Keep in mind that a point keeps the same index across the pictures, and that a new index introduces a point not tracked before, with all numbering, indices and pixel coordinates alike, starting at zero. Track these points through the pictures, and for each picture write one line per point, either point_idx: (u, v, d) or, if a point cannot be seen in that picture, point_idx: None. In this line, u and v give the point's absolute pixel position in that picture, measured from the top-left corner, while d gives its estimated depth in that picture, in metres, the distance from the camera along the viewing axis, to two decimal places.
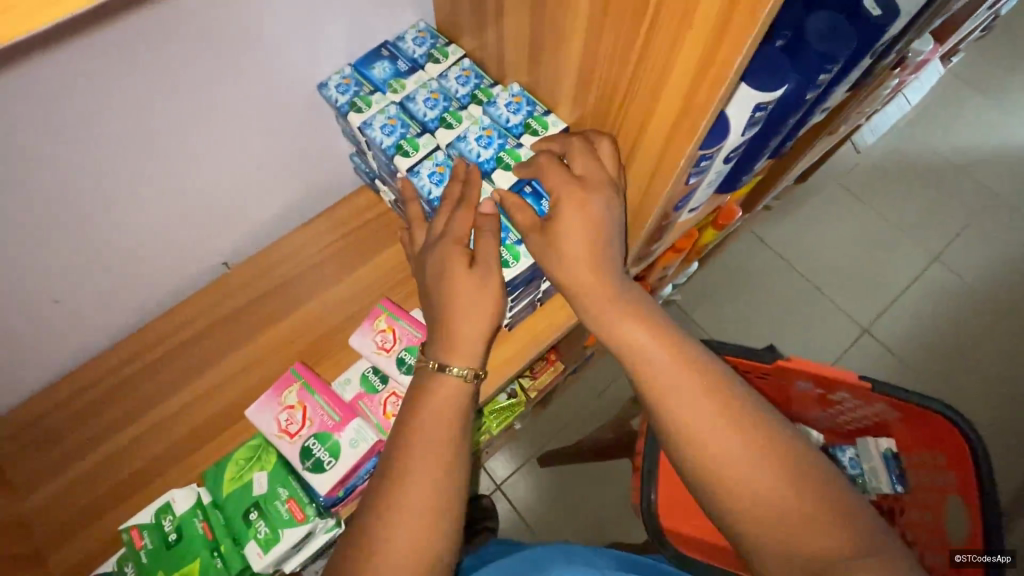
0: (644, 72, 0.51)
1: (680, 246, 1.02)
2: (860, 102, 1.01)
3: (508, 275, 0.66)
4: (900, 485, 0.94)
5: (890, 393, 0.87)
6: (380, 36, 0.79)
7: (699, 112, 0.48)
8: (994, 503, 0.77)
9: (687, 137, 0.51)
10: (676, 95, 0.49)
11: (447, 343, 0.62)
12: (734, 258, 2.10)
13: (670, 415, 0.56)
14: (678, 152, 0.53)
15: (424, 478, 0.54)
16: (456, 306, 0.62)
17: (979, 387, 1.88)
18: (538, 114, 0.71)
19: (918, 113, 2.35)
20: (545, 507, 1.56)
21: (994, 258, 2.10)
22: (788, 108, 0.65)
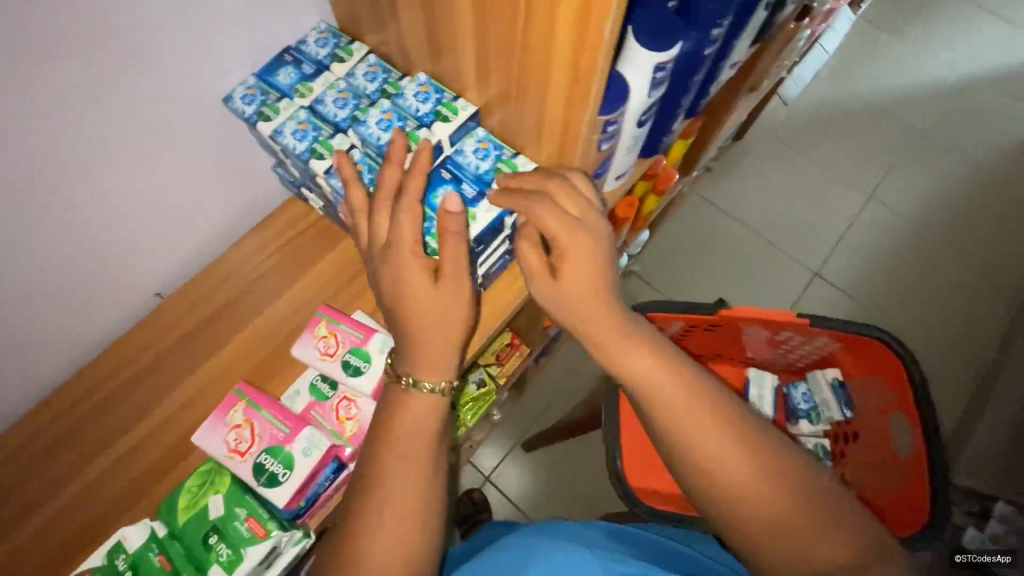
0: (534, 47, 0.52)
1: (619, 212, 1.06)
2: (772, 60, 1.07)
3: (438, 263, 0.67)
4: (849, 409, 0.99)
5: (828, 325, 0.91)
6: (281, 41, 0.77)
7: (586, 76, 0.51)
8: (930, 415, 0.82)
9: (589, 101, 0.54)
10: (565, 67, 0.51)
11: (415, 359, 0.62)
12: (685, 222, 2.16)
13: (666, 429, 0.58)
14: (579, 117, 0.56)
15: (398, 505, 0.55)
16: (417, 323, 0.61)
17: (927, 312, 2.00)
18: (446, 100, 0.71)
19: (840, 60, 2.45)
20: (536, 492, 1.58)
21: (927, 189, 2.22)
22: (689, 66, 0.67)
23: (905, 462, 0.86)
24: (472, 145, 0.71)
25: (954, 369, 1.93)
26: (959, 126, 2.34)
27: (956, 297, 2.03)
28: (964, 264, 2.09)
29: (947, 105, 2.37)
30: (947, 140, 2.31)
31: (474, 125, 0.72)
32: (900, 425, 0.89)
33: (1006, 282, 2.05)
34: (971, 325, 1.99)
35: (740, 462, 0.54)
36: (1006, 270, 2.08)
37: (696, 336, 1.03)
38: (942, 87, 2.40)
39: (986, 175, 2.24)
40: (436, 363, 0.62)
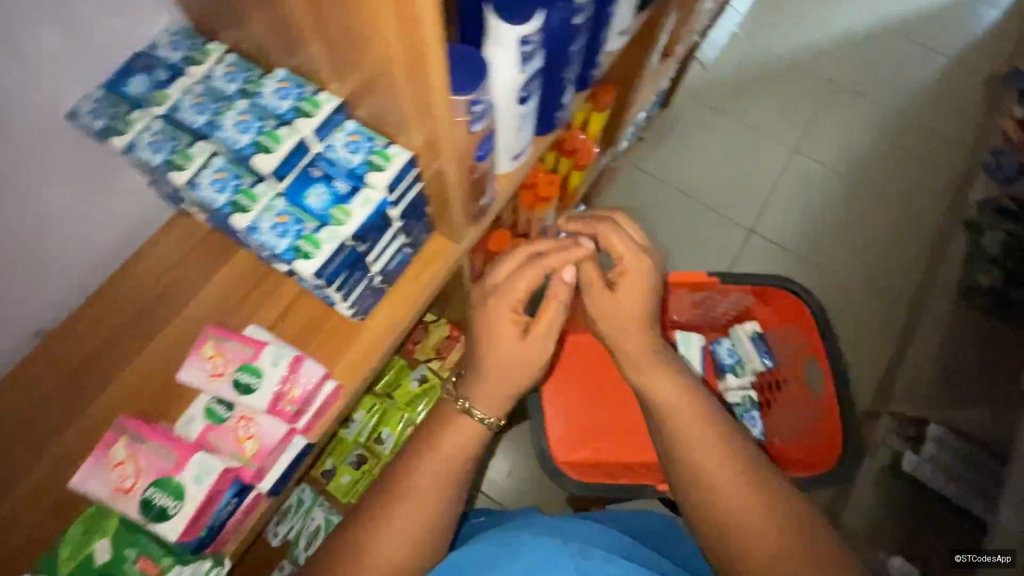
0: (378, 41, 0.48)
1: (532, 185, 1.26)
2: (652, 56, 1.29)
3: (313, 269, 0.54)
4: (768, 358, 1.03)
5: (736, 280, 0.95)
6: (123, 49, 0.67)
7: (427, 56, 0.47)
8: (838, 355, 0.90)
9: (439, 85, 0.50)
10: (405, 44, 0.47)
11: (477, 391, 0.76)
12: (623, 193, 2.19)
13: (681, 449, 0.70)
14: (432, 100, 0.52)
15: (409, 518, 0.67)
16: (490, 350, 0.75)
17: (857, 254, 2.10)
18: (308, 93, 0.59)
19: (752, 17, 2.51)
20: (511, 479, 1.56)
21: (845, 135, 2.32)
22: (562, 37, 0.66)
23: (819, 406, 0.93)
24: (342, 139, 0.58)
25: (887, 303, 2.04)
26: (867, 72, 2.44)
27: (881, 236, 2.14)
28: (886, 204, 2.19)
29: (855, 53, 2.47)
30: (858, 87, 2.41)
31: (340, 118, 0.60)
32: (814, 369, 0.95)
33: (925, 216, 2.17)
34: (896, 261, 2.10)
35: (737, 488, 0.65)
36: (923, 205, 2.19)
37: None
38: (848, 37, 2.50)
39: (896, 116, 2.35)
40: (493, 397, 0.76)
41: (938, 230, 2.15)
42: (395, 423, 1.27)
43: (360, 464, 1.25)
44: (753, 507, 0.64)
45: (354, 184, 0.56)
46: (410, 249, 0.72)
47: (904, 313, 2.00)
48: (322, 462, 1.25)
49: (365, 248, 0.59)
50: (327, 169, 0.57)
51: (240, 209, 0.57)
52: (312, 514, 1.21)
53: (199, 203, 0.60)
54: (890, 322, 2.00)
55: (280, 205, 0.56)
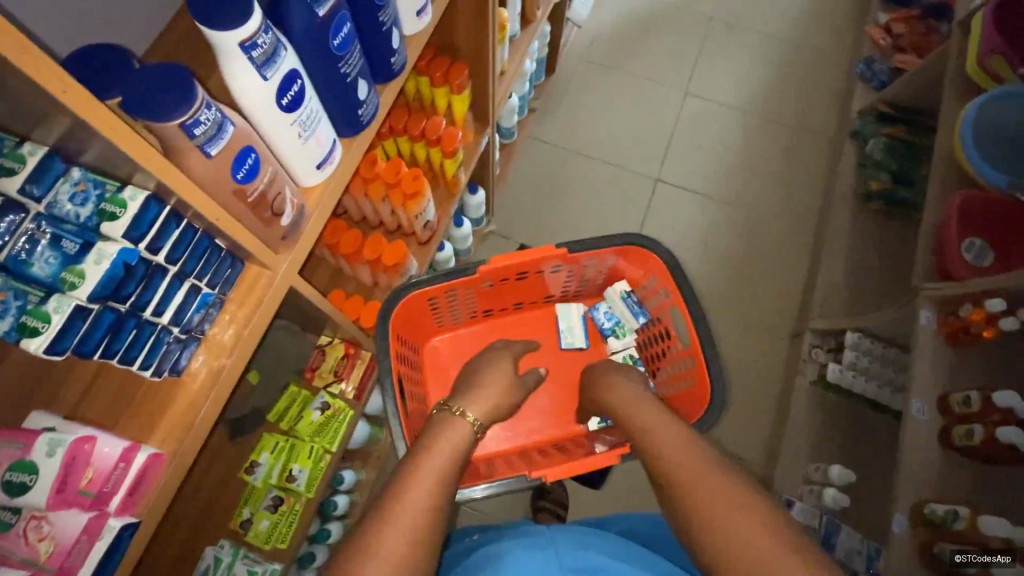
0: (29, 91, 0.40)
1: (392, 182, 1.20)
2: (492, 31, 1.26)
3: (43, 346, 0.49)
4: (641, 315, 1.12)
5: (583, 248, 1.01)
6: None
7: (43, 84, 0.38)
8: (691, 295, 0.96)
9: (97, 115, 0.41)
10: (24, 77, 0.38)
11: (478, 402, 0.90)
12: (527, 168, 2.16)
13: (661, 451, 0.75)
14: (106, 135, 0.43)
15: (396, 539, 0.61)
16: (489, 371, 0.99)
17: (762, 182, 2.14)
18: (9, 149, 0.49)
19: None
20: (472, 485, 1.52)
21: (727, 69, 2.35)
22: (311, 32, 0.60)
23: (689, 352, 0.99)
24: (67, 191, 0.51)
25: (798, 222, 2.09)
26: (738, 5, 2.48)
27: (780, 160, 2.18)
28: (778, 130, 2.24)
29: None
30: (732, 21, 2.44)
31: (65, 169, 0.52)
32: (677, 317, 1.01)
33: (816, 133, 2.23)
34: (798, 182, 2.15)
35: (713, 485, 0.66)
36: (812, 123, 2.25)
37: (496, 290, 1.11)
38: None
39: (771, 41, 2.41)
40: (482, 406, 0.90)
41: (829, 144, 2.22)
42: (306, 456, 1.21)
43: (278, 506, 1.18)
44: (734, 509, 0.63)
45: (87, 239, 0.51)
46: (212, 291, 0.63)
47: (815, 228, 2.06)
48: (238, 512, 1.17)
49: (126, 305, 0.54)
50: (57, 230, 0.50)
51: None
52: (235, 570, 1.11)
53: None
54: (803, 240, 2.06)
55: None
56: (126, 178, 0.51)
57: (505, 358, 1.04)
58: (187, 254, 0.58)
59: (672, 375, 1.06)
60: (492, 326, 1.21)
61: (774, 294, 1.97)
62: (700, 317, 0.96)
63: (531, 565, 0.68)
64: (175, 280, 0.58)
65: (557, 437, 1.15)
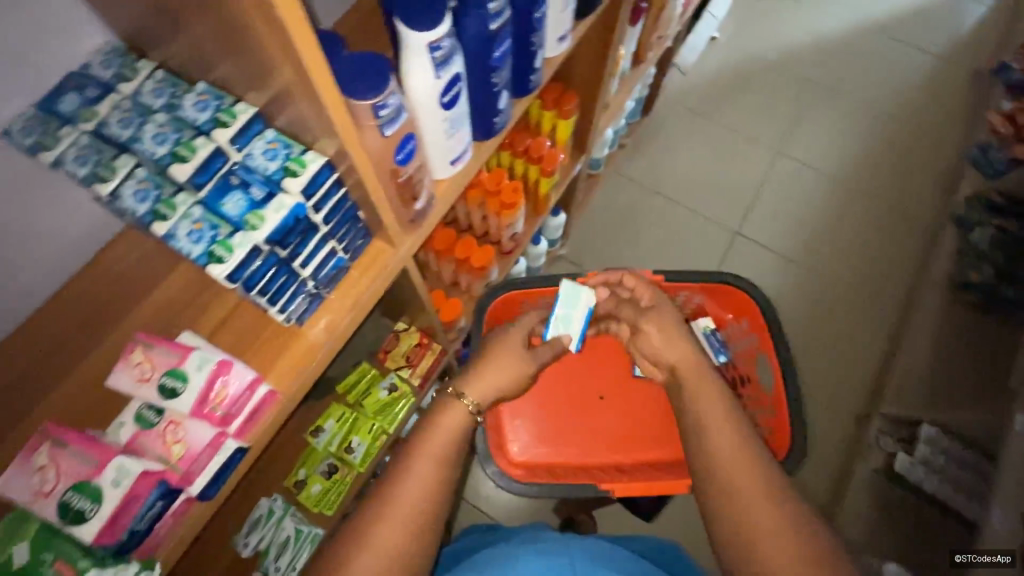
0: (274, 57, 0.48)
1: (493, 191, 1.26)
2: (610, 67, 1.32)
3: (225, 271, 0.56)
4: (722, 355, 1.04)
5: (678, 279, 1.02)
6: (59, 66, 0.63)
7: (300, 52, 0.45)
8: (781, 339, 0.95)
9: (323, 83, 0.48)
10: (283, 46, 0.45)
11: (476, 385, 0.83)
12: (607, 200, 2.19)
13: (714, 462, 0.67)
14: (325, 103, 0.50)
15: (389, 535, 0.64)
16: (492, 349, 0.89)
17: (846, 253, 2.08)
18: (226, 106, 0.59)
19: (730, 25, 2.54)
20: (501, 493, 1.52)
21: (827, 136, 2.31)
22: (478, 44, 0.67)
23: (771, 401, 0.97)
24: (261, 147, 0.59)
25: (880, 301, 2.00)
26: (849, 74, 2.44)
27: (871, 235, 2.11)
28: (872, 203, 2.17)
29: (834, 55, 2.48)
30: (840, 89, 2.41)
31: (261, 128, 0.60)
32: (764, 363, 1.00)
33: (913, 214, 2.14)
34: (886, 260, 2.07)
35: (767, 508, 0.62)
36: (912, 203, 2.17)
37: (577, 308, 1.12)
38: (827, 38, 2.52)
39: (879, 114, 2.35)
40: (483, 388, 0.83)
41: (927, 227, 2.12)
42: (365, 432, 1.27)
43: (332, 473, 1.24)
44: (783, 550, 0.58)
45: (270, 190, 0.58)
46: (342, 255, 0.70)
47: (898, 310, 1.97)
48: (294, 472, 1.24)
49: (286, 253, 0.61)
50: (249, 177, 0.58)
51: (161, 217, 0.57)
52: (283, 524, 1.17)
53: (125, 215, 0.59)
54: (884, 320, 1.96)
55: (198, 213, 0.57)
56: (310, 143, 0.59)
57: (518, 336, 0.93)
58: (334, 217, 0.64)
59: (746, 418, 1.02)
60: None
61: (842, 369, 1.89)
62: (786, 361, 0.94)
63: (540, 563, 0.73)
64: (322, 238, 0.65)
65: (620, 462, 1.14)
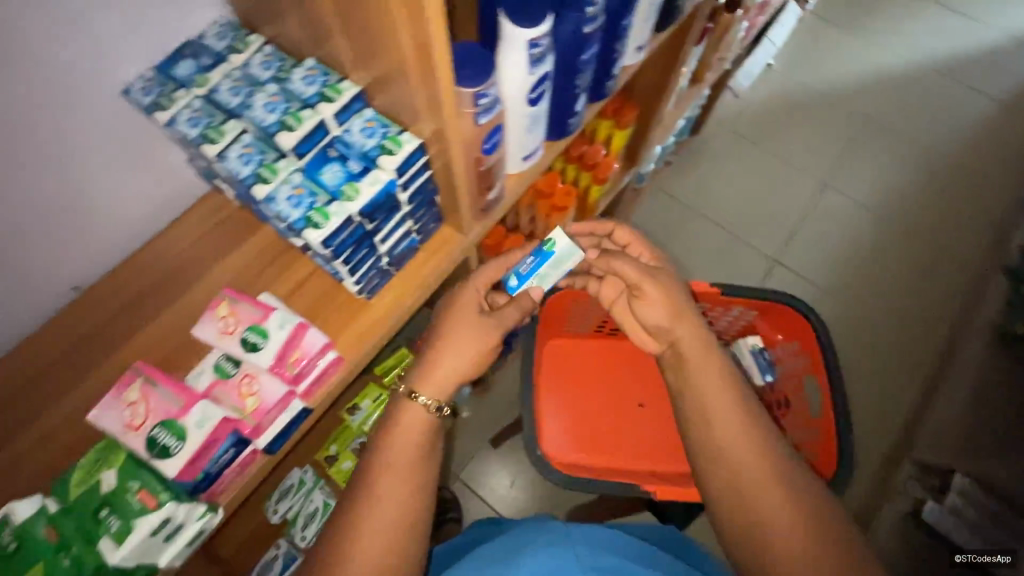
0: (392, 41, 0.51)
1: (545, 193, 1.28)
2: (673, 83, 1.32)
3: (321, 237, 0.58)
4: (769, 373, 0.98)
5: (735, 293, 0.93)
6: (179, 35, 0.69)
7: (430, 40, 0.48)
8: (835, 362, 0.86)
9: (440, 69, 0.51)
10: (408, 32, 0.48)
11: (430, 376, 0.71)
12: (648, 215, 2.20)
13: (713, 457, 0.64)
14: (439, 91, 0.53)
15: (387, 512, 0.61)
16: (448, 327, 0.75)
17: (888, 293, 2.03)
18: (332, 82, 0.62)
19: (790, 54, 2.52)
20: (512, 489, 1.53)
21: (878, 173, 2.27)
22: (570, 46, 0.70)
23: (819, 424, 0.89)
24: (359, 125, 0.62)
25: (919, 346, 1.95)
26: (908, 113, 2.39)
27: (914, 275, 2.07)
28: (920, 246, 2.12)
29: (895, 93, 2.43)
30: (898, 127, 2.37)
31: (360, 106, 0.63)
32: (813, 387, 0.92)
33: (961, 261, 2.09)
34: (929, 304, 2.02)
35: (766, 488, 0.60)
36: (961, 248, 2.11)
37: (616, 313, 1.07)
38: (889, 75, 2.47)
39: (935, 157, 2.30)
40: (441, 378, 0.72)
41: (975, 273, 2.07)
42: None
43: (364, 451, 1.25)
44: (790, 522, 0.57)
45: (366, 165, 0.61)
46: (415, 236, 0.74)
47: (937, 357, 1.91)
48: (326, 447, 1.27)
49: (371, 227, 0.64)
50: (349, 152, 0.62)
51: (262, 180, 0.60)
52: (312, 496, 1.20)
53: (227, 176, 0.63)
54: (922, 365, 1.91)
55: (298, 179, 0.61)
56: (407, 124, 0.62)
57: (476, 306, 0.77)
58: (416, 197, 0.67)
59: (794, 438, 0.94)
60: (613, 347, 1.21)
61: (872, 409, 1.85)
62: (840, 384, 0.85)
63: (547, 553, 0.68)
64: (405, 216, 0.68)
65: (659, 469, 1.10)
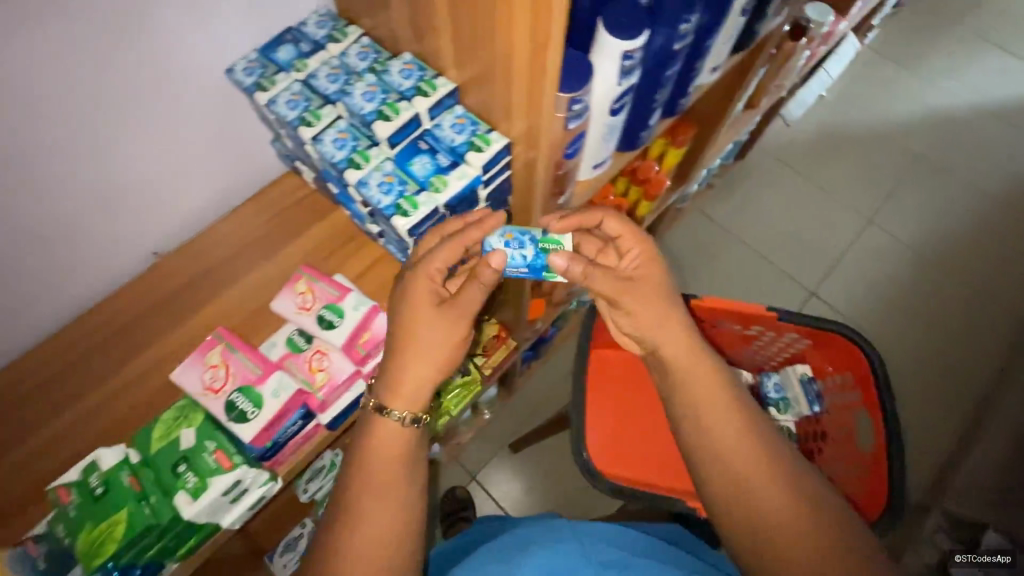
0: (498, 44, 0.52)
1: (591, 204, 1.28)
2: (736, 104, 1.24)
3: (406, 224, 0.62)
4: (817, 404, 0.98)
5: (796, 320, 0.91)
6: (281, 21, 0.72)
7: (545, 46, 0.48)
8: (890, 397, 0.83)
9: (547, 75, 0.51)
10: (518, 36, 0.50)
11: (396, 389, 0.60)
12: (687, 233, 2.10)
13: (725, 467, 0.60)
14: (540, 94, 0.53)
15: (380, 518, 0.55)
16: (408, 328, 0.60)
17: (931, 339, 1.94)
18: (428, 77, 0.65)
19: (850, 81, 2.41)
20: (525, 494, 1.54)
21: (933, 212, 2.16)
22: (657, 61, 0.70)
23: (865, 459, 0.87)
24: (450, 120, 0.65)
25: (960, 397, 1.86)
26: (971, 153, 2.28)
27: (956, 323, 1.97)
28: (970, 293, 2.02)
29: (958, 131, 2.31)
30: (958, 167, 2.25)
31: (452, 102, 0.65)
32: (863, 421, 0.89)
33: (1012, 313, 1.99)
34: (974, 355, 1.92)
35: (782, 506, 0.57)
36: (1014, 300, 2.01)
37: None
38: (953, 112, 2.36)
39: (996, 202, 2.18)
40: (410, 389, 0.60)
41: (1018, 325, 1.99)
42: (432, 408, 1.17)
43: None
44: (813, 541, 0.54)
45: (454, 160, 0.64)
46: None
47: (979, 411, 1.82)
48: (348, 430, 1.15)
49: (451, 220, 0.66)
50: (438, 146, 0.65)
51: (355, 165, 0.64)
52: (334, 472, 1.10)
53: (319, 158, 0.66)
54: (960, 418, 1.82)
55: (389, 167, 0.64)
56: (497, 124, 0.64)
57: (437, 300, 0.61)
58: (494, 195, 0.70)
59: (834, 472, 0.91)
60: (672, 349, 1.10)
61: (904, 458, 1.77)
62: (897, 421, 0.82)
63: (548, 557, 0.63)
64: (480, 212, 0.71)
65: None
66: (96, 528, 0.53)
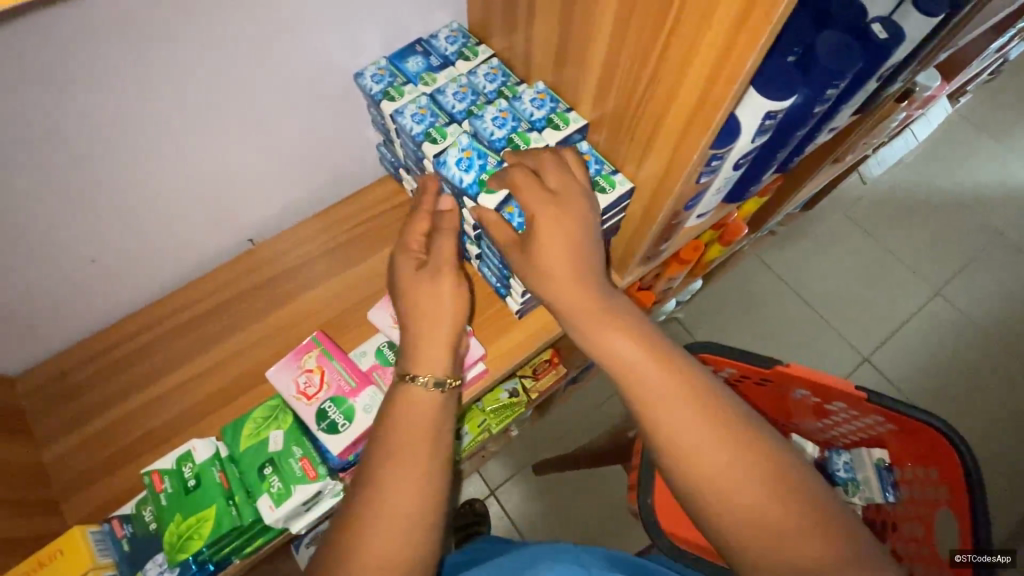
0: (654, 90, 0.51)
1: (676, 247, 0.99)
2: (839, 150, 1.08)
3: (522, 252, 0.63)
4: (891, 493, 0.92)
5: (884, 405, 0.85)
6: (415, 33, 0.73)
7: (709, 104, 0.47)
8: (980, 493, 0.76)
9: (699, 132, 0.49)
10: (680, 85, 0.48)
11: (415, 357, 0.57)
12: (741, 279, 1.93)
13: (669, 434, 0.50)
14: (688, 149, 0.52)
15: (405, 483, 0.48)
16: (416, 309, 0.60)
17: (1002, 430, 1.74)
18: (560, 110, 0.66)
19: (937, 142, 2.22)
20: (540, 519, 1.50)
21: (1015, 292, 1.96)
22: (793, 122, 0.67)
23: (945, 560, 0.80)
24: None
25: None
26: None
27: None
28: None
29: None
30: None
31: (579, 138, 0.66)
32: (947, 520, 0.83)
33: None
34: None
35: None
36: None
37: (741, 386, 0.98)
38: None
39: None
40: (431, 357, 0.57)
41: None
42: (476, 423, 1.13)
43: None
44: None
45: None
46: None
47: None
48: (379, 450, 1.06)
49: None
50: None
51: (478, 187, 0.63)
52: None
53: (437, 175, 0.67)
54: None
55: None
56: (622, 166, 0.63)
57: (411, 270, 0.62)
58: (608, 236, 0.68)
59: (911, 560, 0.87)
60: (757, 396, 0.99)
61: None
62: (986, 514, 0.76)
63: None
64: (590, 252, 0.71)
65: None
66: (186, 517, 0.56)
